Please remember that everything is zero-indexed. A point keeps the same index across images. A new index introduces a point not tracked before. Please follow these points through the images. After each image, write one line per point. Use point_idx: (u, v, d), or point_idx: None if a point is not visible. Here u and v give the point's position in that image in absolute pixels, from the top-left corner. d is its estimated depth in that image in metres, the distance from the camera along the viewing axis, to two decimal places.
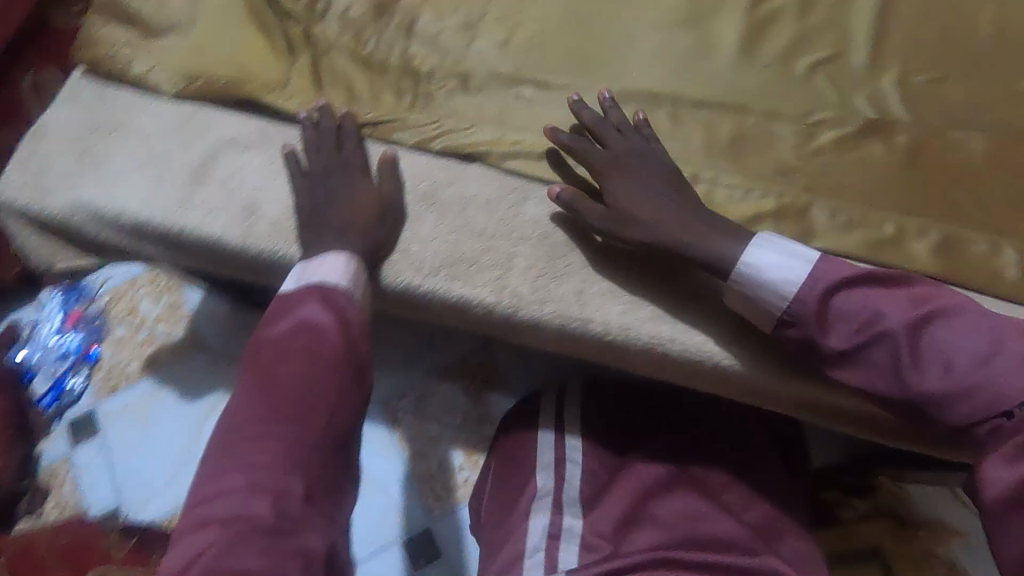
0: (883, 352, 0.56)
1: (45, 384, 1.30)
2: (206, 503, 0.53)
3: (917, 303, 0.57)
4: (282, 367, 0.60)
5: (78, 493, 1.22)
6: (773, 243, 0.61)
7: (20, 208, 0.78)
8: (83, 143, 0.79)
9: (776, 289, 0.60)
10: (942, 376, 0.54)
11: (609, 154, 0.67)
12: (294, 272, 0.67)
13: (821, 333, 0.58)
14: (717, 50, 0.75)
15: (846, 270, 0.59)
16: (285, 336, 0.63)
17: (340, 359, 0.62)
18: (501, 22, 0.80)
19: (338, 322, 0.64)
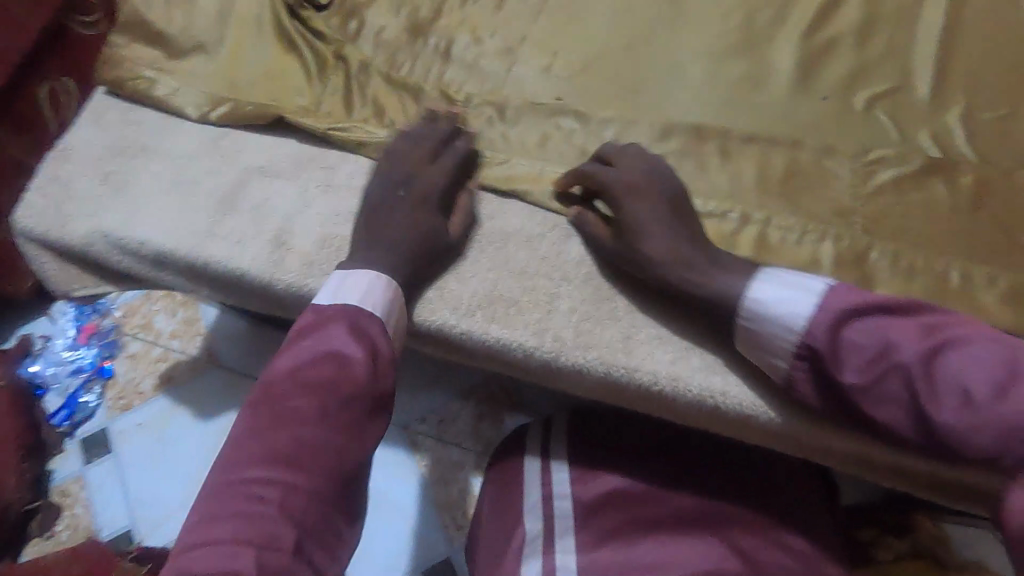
0: (897, 383, 0.50)
1: (58, 399, 1.28)
2: (188, 553, 0.48)
3: (930, 331, 0.51)
4: (298, 400, 0.54)
5: (90, 513, 1.20)
6: (777, 277, 0.57)
7: (37, 232, 0.75)
8: (105, 168, 0.76)
9: (784, 324, 0.55)
10: (961, 407, 0.47)
11: (622, 173, 0.64)
12: (329, 284, 0.62)
13: (833, 366, 0.53)
14: (770, 80, 0.72)
15: (856, 297, 0.53)
16: (305, 362, 0.56)
17: (361, 395, 0.56)
18: (543, 47, 0.77)
19: (365, 353, 0.58)
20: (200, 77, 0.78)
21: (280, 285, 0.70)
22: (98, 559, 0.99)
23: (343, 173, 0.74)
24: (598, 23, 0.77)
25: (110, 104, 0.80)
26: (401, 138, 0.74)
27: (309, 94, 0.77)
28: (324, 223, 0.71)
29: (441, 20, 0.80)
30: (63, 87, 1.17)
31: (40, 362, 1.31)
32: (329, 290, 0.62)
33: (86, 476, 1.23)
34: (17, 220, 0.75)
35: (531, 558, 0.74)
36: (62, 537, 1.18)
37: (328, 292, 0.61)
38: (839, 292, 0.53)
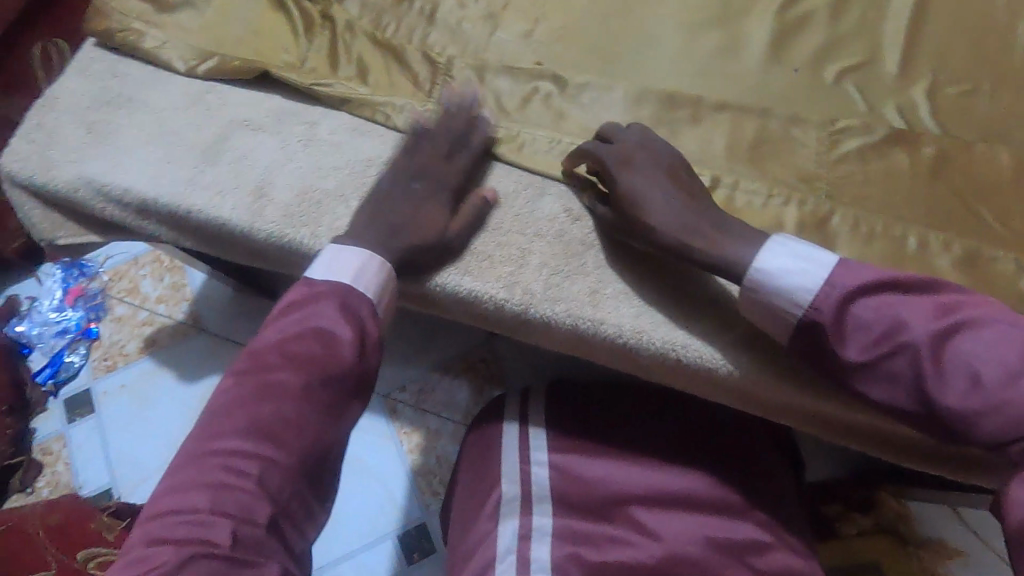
0: (903, 364, 0.51)
1: (42, 359, 1.29)
2: (163, 519, 0.50)
3: (941, 311, 0.51)
4: (284, 374, 0.56)
5: (71, 471, 1.21)
6: (788, 248, 0.56)
7: (22, 178, 0.76)
8: (89, 118, 0.77)
9: (790, 296, 0.55)
10: (970, 390, 0.48)
11: (619, 148, 0.65)
12: (325, 257, 0.63)
13: (836, 341, 0.53)
14: (744, 51, 0.74)
15: (868, 274, 0.53)
16: (291, 337, 0.58)
17: (343, 373, 0.58)
18: (525, 13, 0.79)
19: (355, 337, 0.59)
20: (187, 33, 0.79)
21: (258, 232, 0.71)
22: (76, 510, 1.00)
23: (325, 129, 0.75)
24: None
25: (97, 56, 0.81)
26: (384, 97, 0.75)
27: (295, 51, 0.79)
28: (304, 176, 0.73)
29: None
30: (53, 50, 1.19)
31: (25, 323, 1.31)
32: (323, 261, 0.63)
33: (69, 436, 1.24)
34: (3, 166, 0.77)
35: (508, 518, 0.75)
36: (42, 495, 1.19)
37: (324, 263, 0.62)
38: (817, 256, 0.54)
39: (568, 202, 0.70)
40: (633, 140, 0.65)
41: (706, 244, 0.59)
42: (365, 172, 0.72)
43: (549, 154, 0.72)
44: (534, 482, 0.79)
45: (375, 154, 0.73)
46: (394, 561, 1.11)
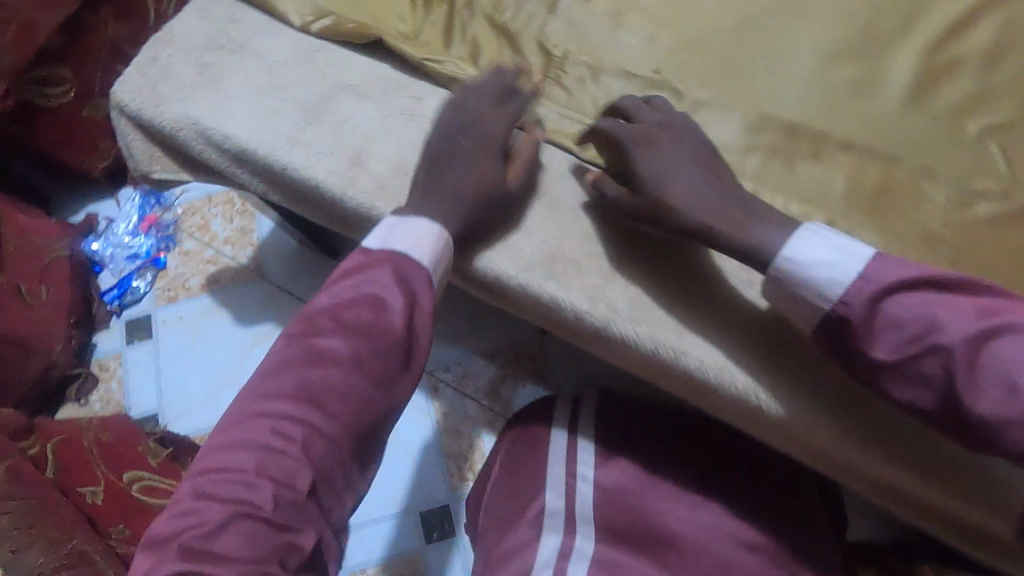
0: (934, 367, 0.48)
1: (111, 280, 1.33)
2: (209, 475, 0.51)
3: (980, 314, 0.47)
4: (333, 341, 0.56)
5: (124, 391, 1.26)
6: (821, 239, 0.54)
7: (132, 110, 0.78)
8: (203, 59, 0.78)
9: (820, 288, 0.53)
10: (1006, 400, 0.45)
11: (641, 127, 0.64)
12: (380, 229, 0.62)
13: (864, 341, 0.51)
14: (881, 91, 0.69)
15: (903, 272, 0.51)
16: (344, 304, 0.58)
17: (392, 344, 0.57)
18: (651, 16, 0.75)
19: (406, 308, 0.58)
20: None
21: (350, 200, 0.71)
22: (125, 431, 1.01)
23: (428, 105, 0.74)
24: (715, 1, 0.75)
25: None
26: None
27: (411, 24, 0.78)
28: (402, 152, 0.72)
29: None
30: None
31: (101, 242, 1.36)
32: (379, 232, 0.62)
33: (126, 356, 1.29)
34: (116, 95, 0.78)
35: (552, 532, 0.74)
36: (94, 409, 1.24)
37: (378, 234, 0.62)
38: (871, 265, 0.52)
39: None
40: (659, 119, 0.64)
41: (731, 232, 0.57)
42: None
43: None
44: (577, 497, 0.79)
45: None
46: (413, 537, 1.13)
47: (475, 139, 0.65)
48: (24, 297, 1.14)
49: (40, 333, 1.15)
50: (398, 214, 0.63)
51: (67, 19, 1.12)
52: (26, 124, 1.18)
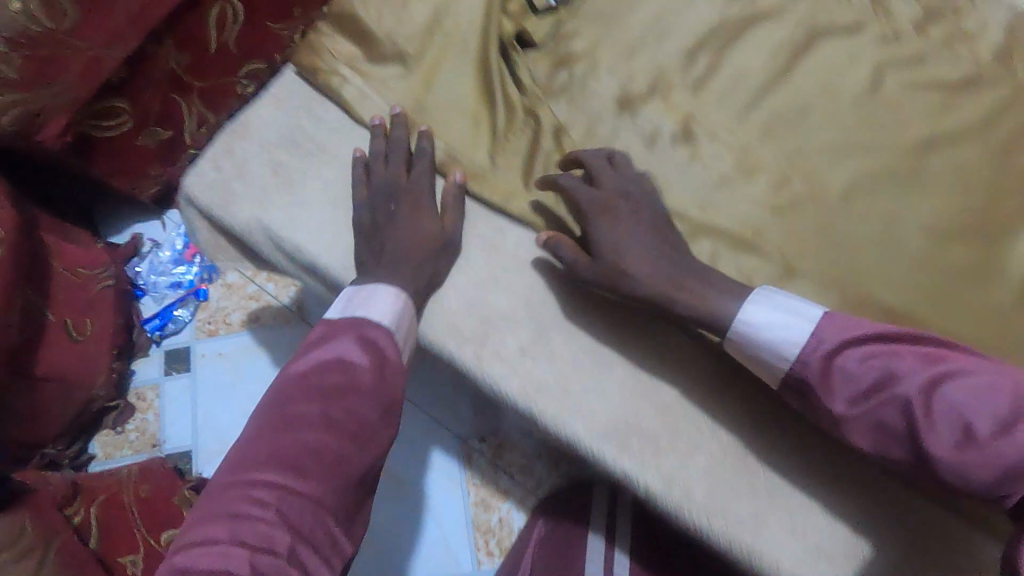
0: (893, 412, 0.52)
1: (153, 307, 1.32)
2: (186, 548, 0.52)
3: (926, 362, 0.53)
4: (306, 407, 0.59)
5: (160, 423, 1.26)
6: (771, 302, 0.59)
7: (202, 205, 0.75)
8: (278, 158, 0.75)
9: (778, 349, 0.57)
10: (961, 441, 0.49)
11: (601, 192, 0.66)
12: (342, 298, 0.66)
13: (823, 393, 0.55)
14: (992, 284, 0.65)
15: (853, 330, 0.56)
16: (312, 371, 0.61)
17: (365, 402, 0.60)
18: (755, 166, 0.70)
19: (373, 365, 0.61)
20: (393, 93, 0.74)
21: (421, 336, 0.68)
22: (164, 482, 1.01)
23: (510, 239, 0.70)
24: (819, 158, 0.70)
25: (296, 88, 0.76)
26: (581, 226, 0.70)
27: (493, 149, 0.73)
28: (480, 289, 0.69)
29: (653, 98, 0.73)
30: (231, 11, 1.18)
31: (144, 265, 1.34)
32: (341, 303, 0.66)
33: (163, 387, 1.29)
34: (187, 186, 0.75)
35: None
36: (129, 440, 1.25)
37: (341, 303, 0.65)
38: (840, 327, 0.56)
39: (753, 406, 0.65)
40: (618, 180, 0.67)
41: (689, 299, 0.60)
42: (545, 303, 0.68)
43: None
44: None
45: (557, 283, 0.69)
46: None
47: (414, 199, 0.69)
48: (72, 334, 1.12)
49: (87, 369, 1.15)
50: (359, 282, 0.66)
51: (132, 52, 1.07)
52: (85, 157, 1.15)
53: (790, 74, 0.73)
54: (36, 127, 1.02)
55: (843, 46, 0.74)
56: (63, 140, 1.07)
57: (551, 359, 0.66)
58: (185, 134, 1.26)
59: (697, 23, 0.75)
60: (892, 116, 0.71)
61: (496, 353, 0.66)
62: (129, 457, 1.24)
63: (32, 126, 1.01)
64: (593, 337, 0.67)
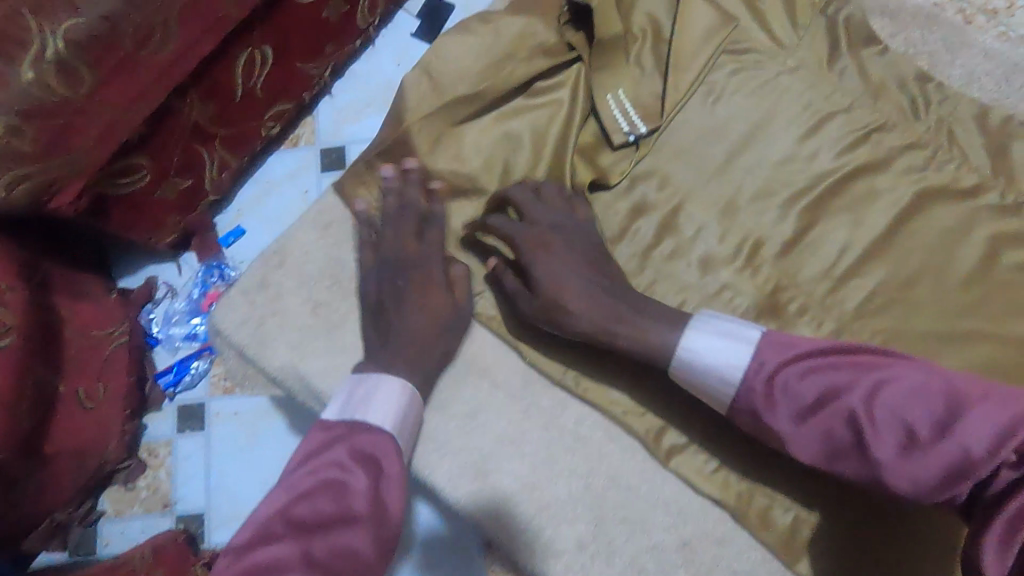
0: (839, 426, 0.49)
1: (167, 360, 1.16)
2: None
3: (863, 369, 0.49)
4: (285, 547, 0.49)
5: (172, 482, 1.11)
6: (710, 326, 0.56)
7: (232, 342, 0.68)
8: (318, 296, 0.68)
9: (722, 374, 0.54)
10: (905, 447, 0.46)
11: (535, 229, 0.64)
12: (340, 397, 0.59)
13: (767, 413, 0.52)
14: None
15: (791, 346, 0.52)
16: (299, 498, 0.52)
17: (356, 531, 0.51)
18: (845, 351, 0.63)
19: (370, 485, 0.53)
20: (451, 235, 0.69)
21: (472, 519, 0.63)
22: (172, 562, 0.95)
23: (570, 416, 0.64)
24: (920, 343, 0.63)
25: (341, 219, 0.70)
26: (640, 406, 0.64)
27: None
28: (535, 469, 0.63)
29: (736, 261, 0.66)
30: (259, 56, 0.98)
31: (159, 312, 1.17)
32: (344, 401, 0.59)
33: (177, 444, 1.13)
34: (216, 320, 0.69)
35: None
36: (140, 497, 1.10)
37: (339, 404, 0.58)
38: (774, 346, 0.52)
39: None
40: (545, 213, 0.65)
41: (632, 331, 0.58)
42: (604, 491, 0.62)
43: (819, 557, 0.59)
44: None
45: (619, 474, 0.63)
46: None
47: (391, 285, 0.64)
48: (83, 403, 0.99)
49: (97, 438, 1.03)
50: (359, 374, 0.60)
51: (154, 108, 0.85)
52: (98, 215, 0.94)
53: (895, 240, 0.66)
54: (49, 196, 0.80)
55: (955, 211, 0.65)
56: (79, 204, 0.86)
57: (609, 558, 0.61)
58: (206, 182, 1.07)
59: (790, 173, 0.68)
60: (1003, 301, 0.63)
61: (550, 549, 0.61)
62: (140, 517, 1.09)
63: (44, 197, 0.80)
64: (655, 538, 0.61)
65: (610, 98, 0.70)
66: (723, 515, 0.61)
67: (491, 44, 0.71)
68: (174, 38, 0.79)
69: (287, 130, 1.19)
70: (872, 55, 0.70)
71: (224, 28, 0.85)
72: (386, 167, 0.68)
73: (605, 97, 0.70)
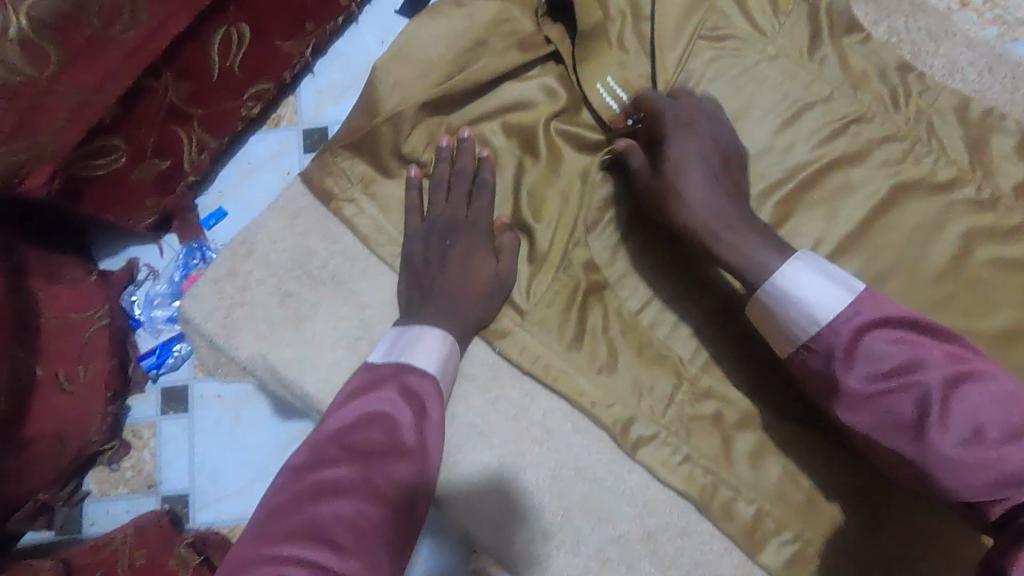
0: (907, 404, 0.46)
1: (150, 342, 1.10)
2: None
3: (953, 358, 0.46)
4: (344, 469, 0.48)
5: (155, 463, 1.07)
6: (816, 265, 0.53)
7: (200, 330, 0.68)
8: (287, 286, 0.68)
9: (809, 311, 0.51)
10: (966, 442, 0.44)
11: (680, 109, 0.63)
12: (387, 340, 0.60)
13: (838, 366, 0.49)
14: None
15: (890, 310, 0.49)
16: (352, 426, 0.52)
17: (408, 463, 0.51)
18: None
19: (417, 420, 0.54)
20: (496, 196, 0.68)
21: (440, 507, 0.63)
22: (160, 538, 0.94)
23: (538, 408, 0.64)
24: None
25: (309, 207, 0.69)
26: (611, 399, 0.63)
27: (530, 305, 0.65)
28: (503, 461, 0.63)
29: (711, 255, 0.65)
30: (236, 34, 0.93)
31: (140, 295, 1.11)
32: (402, 341, 0.60)
33: (161, 426, 1.08)
34: (185, 309, 0.68)
35: None
36: (125, 479, 1.06)
37: (385, 347, 0.60)
38: (870, 302, 0.49)
39: None
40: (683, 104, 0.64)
41: None
42: (571, 484, 0.63)
43: (781, 549, 0.60)
44: None
45: (586, 466, 0.63)
46: None
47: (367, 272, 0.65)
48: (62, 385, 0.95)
49: (78, 421, 0.98)
50: (404, 324, 0.62)
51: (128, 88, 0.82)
52: (72, 196, 0.90)
53: (869, 234, 0.65)
54: (20, 175, 0.78)
55: (931, 205, 0.65)
56: (50, 187, 0.83)
57: (575, 548, 0.61)
58: (184, 164, 1.03)
59: (767, 165, 0.67)
60: (974, 298, 0.63)
61: (517, 541, 0.62)
62: (125, 498, 1.06)
63: (11, 180, 0.77)
64: (621, 529, 0.62)
65: (601, 86, 0.68)
66: (688, 507, 0.62)
67: (464, 27, 0.68)
68: (143, 18, 0.76)
69: (269, 110, 1.13)
70: (853, 43, 0.69)
71: (195, 8, 0.82)
72: (465, 128, 0.67)
73: (594, 85, 0.68)
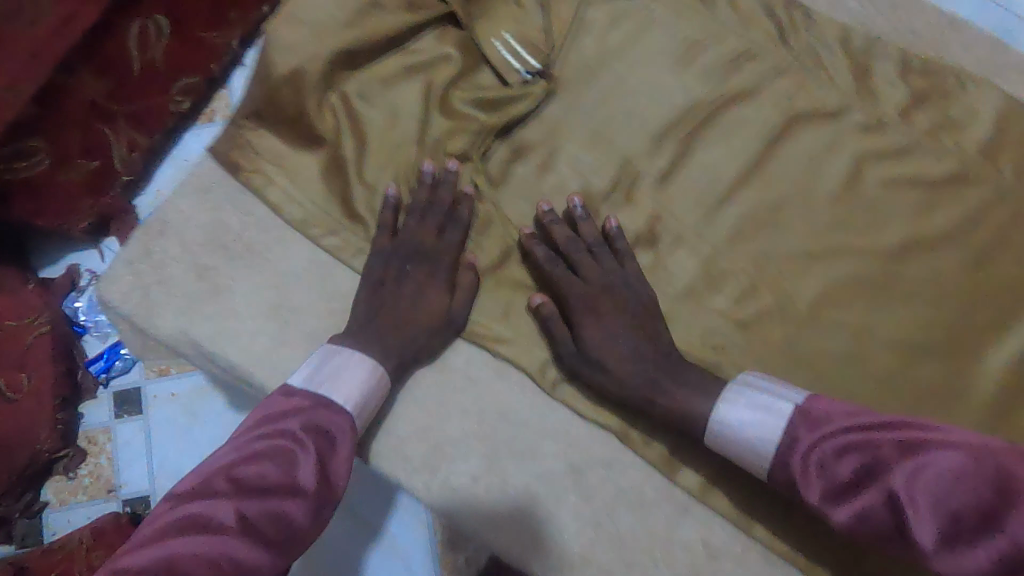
0: (878, 508, 0.44)
1: (99, 347, 1.05)
2: None
3: (907, 449, 0.44)
4: (224, 506, 0.48)
5: (114, 468, 1.01)
6: (748, 396, 0.54)
7: (118, 311, 0.68)
8: (202, 261, 0.68)
9: (757, 449, 0.53)
10: (948, 538, 0.41)
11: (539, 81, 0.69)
12: (309, 369, 0.59)
13: (805, 490, 0.49)
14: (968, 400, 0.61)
15: (839, 419, 0.49)
16: (246, 458, 0.51)
17: (296, 503, 0.50)
18: (717, 273, 0.65)
19: (317, 459, 0.53)
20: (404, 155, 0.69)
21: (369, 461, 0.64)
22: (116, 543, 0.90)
23: (458, 356, 0.66)
24: (791, 260, 0.65)
25: (220, 181, 0.70)
26: (527, 341, 0.65)
27: (448, 262, 0.66)
28: (426, 411, 0.65)
29: (615, 194, 0.67)
30: (153, 27, 0.91)
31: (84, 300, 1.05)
32: (324, 372, 0.59)
33: (117, 431, 1.03)
34: (102, 292, 0.68)
35: None
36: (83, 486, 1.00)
37: (306, 371, 0.59)
38: (810, 418, 0.50)
39: (710, 531, 0.61)
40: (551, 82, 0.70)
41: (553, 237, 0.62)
42: (494, 426, 0.64)
43: (698, 469, 0.62)
44: None
45: (508, 407, 0.65)
46: None
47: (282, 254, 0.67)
48: None
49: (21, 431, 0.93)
50: (331, 348, 0.61)
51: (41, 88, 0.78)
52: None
53: (766, 162, 0.67)
54: None
55: (823, 129, 0.67)
56: None
57: (502, 488, 0.63)
58: (116, 162, 0.97)
59: (664, 105, 0.69)
60: (869, 213, 0.66)
61: (445, 486, 0.63)
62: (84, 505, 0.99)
63: None
64: (546, 465, 0.63)
65: (498, 43, 0.71)
66: (609, 439, 0.64)
67: None
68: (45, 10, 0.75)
69: (199, 104, 1.11)
70: None
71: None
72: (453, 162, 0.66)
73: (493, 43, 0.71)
